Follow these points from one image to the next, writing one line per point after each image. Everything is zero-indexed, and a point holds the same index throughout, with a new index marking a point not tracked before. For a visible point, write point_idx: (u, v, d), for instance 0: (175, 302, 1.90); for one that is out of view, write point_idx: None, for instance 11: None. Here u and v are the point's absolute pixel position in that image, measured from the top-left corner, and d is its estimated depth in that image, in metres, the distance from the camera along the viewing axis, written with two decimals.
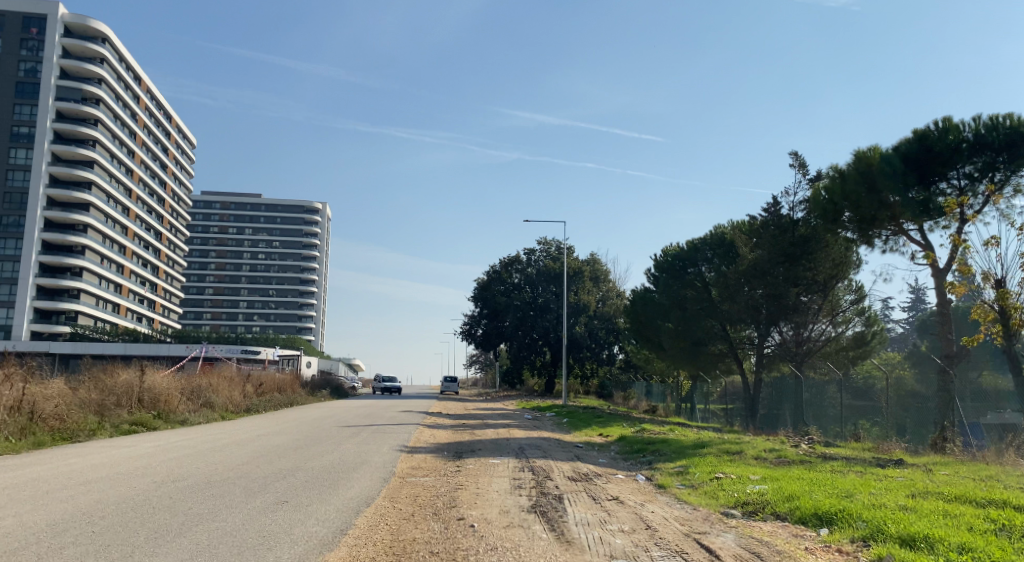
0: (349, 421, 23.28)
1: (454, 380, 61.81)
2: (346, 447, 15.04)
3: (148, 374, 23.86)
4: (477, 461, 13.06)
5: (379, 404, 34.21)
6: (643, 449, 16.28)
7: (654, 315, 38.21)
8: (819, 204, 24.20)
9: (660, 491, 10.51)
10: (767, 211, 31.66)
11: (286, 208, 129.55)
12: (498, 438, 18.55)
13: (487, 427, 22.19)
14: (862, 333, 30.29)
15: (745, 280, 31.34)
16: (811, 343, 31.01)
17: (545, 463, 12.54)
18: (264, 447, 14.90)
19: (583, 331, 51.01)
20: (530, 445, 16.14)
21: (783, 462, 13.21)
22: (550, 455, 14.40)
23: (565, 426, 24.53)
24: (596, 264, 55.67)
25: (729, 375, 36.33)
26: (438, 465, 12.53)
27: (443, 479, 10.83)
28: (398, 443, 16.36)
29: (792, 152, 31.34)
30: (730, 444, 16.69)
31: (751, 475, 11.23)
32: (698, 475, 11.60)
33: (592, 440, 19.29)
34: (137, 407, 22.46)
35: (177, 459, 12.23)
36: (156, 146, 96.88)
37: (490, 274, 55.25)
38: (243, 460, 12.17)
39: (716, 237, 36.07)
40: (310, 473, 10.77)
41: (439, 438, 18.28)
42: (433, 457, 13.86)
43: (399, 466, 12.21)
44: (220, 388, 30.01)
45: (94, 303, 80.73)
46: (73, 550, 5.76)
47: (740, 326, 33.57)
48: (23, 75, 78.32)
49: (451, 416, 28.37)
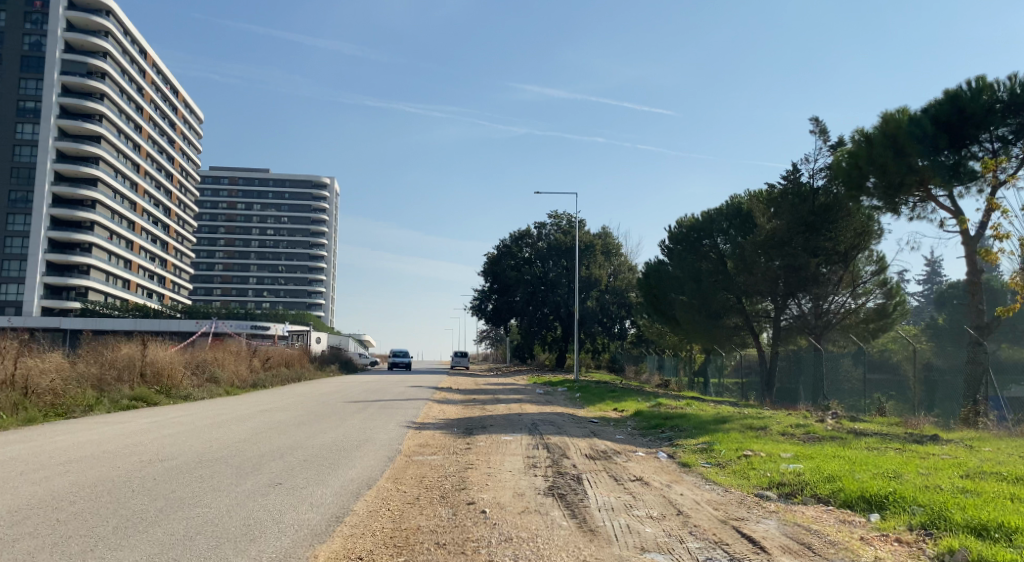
0: (357, 397, 22.64)
1: (464, 355, 61.30)
2: (351, 423, 14.34)
3: (151, 346, 23.30)
4: (488, 438, 12.36)
5: (388, 379, 33.58)
6: (662, 425, 15.51)
7: (668, 289, 37.37)
8: (843, 170, 23.10)
9: (686, 470, 9.75)
10: (785, 178, 30.63)
11: (294, 182, 127.65)
12: (510, 413, 17.87)
13: (498, 402, 21.50)
14: (883, 306, 29.41)
15: (763, 251, 30.35)
16: (831, 316, 30.17)
17: (561, 440, 11.81)
18: (266, 423, 14.24)
19: (594, 306, 50.22)
20: (542, 421, 15.44)
21: (812, 439, 12.44)
22: (565, 432, 13.66)
23: (578, 401, 23.84)
24: (607, 238, 54.66)
25: (743, 349, 35.59)
26: (447, 442, 11.84)
27: (451, 458, 10.11)
28: (406, 419, 15.65)
29: (813, 118, 30.29)
30: (753, 420, 15.92)
31: (783, 453, 10.47)
32: (725, 453, 10.85)
33: (606, 415, 18.57)
34: (139, 381, 21.88)
35: (170, 437, 11.54)
36: (163, 122, 96.04)
37: (501, 249, 54.33)
38: (241, 438, 11.45)
39: (734, 208, 34.94)
40: (309, 451, 10.07)
41: (449, 414, 17.60)
42: (441, 433, 13.15)
43: (406, 443, 11.50)
44: (226, 363, 29.42)
45: (104, 279, 80.44)
46: (24, 545, 5.03)
47: (757, 298, 32.67)
48: (28, 49, 77.61)
49: (461, 391, 27.73)
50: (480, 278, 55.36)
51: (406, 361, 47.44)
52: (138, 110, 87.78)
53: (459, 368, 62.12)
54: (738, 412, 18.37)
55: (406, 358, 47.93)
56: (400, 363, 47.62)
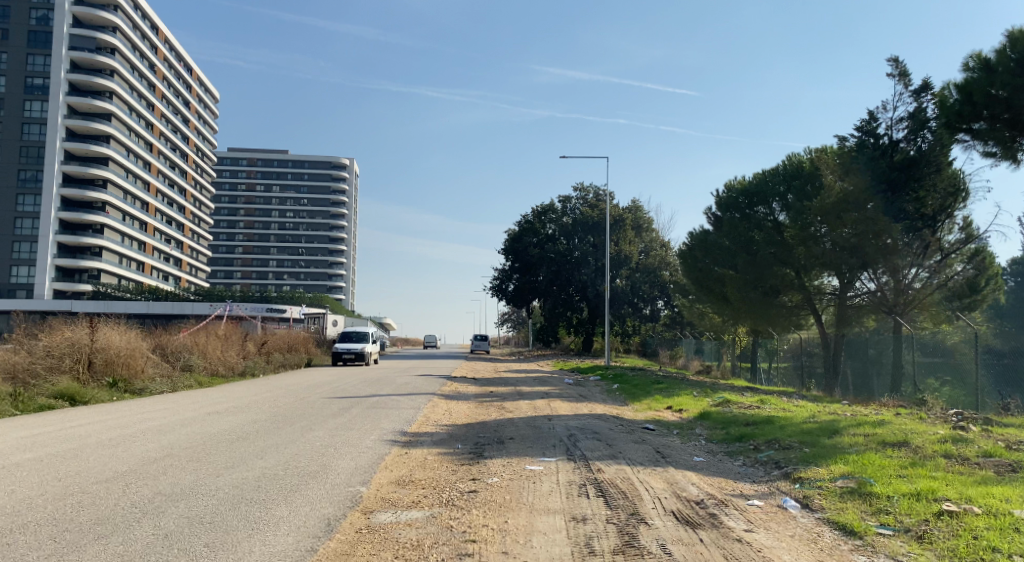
0: (352, 390, 18.47)
1: (485, 339, 57.53)
2: (313, 437, 10.12)
3: (102, 329, 19.11)
4: (509, 468, 8.10)
5: (398, 367, 29.31)
6: (748, 438, 11.17)
7: (716, 262, 32.59)
8: (939, 109, 14.72)
9: (864, 552, 5.40)
10: (858, 129, 25.96)
11: (313, 163, 123.74)
12: (537, 415, 13.60)
13: (525, 397, 17.31)
14: (974, 278, 23.99)
15: (831, 215, 25.41)
16: (913, 294, 24.98)
17: (621, 476, 7.46)
18: (193, 437, 9.97)
19: (626, 285, 45.83)
20: (583, 431, 11.17)
21: (1009, 470, 7.96)
22: (624, 452, 9.42)
23: (619, 395, 19.58)
24: (638, 211, 49.52)
25: (800, 332, 30.96)
26: (442, 478, 7.59)
27: (443, 524, 5.86)
28: (396, 427, 11.43)
29: (891, 58, 25.75)
30: (878, 430, 11.47)
31: (1017, 509, 6.04)
32: (908, 506, 6.45)
33: (664, 418, 14.39)
34: (83, 373, 17.95)
35: (1, 472, 7.23)
36: (176, 100, 92.39)
37: (522, 225, 49.42)
38: (113, 474, 7.13)
39: (792, 168, 30.33)
40: (195, 511, 5.79)
41: (456, 417, 13.38)
42: (443, 457, 8.95)
43: (379, 482, 7.23)
44: (207, 348, 25.31)
45: (117, 261, 76.92)
46: None
47: (818, 272, 27.86)
48: (35, 24, 74.12)
49: (478, 381, 23.61)
50: (501, 256, 50.71)
51: (370, 337, 33.69)
52: (150, 87, 83.97)
53: (478, 353, 58.09)
54: (840, 414, 14.05)
55: (376, 333, 34.93)
56: (352, 337, 33.93)
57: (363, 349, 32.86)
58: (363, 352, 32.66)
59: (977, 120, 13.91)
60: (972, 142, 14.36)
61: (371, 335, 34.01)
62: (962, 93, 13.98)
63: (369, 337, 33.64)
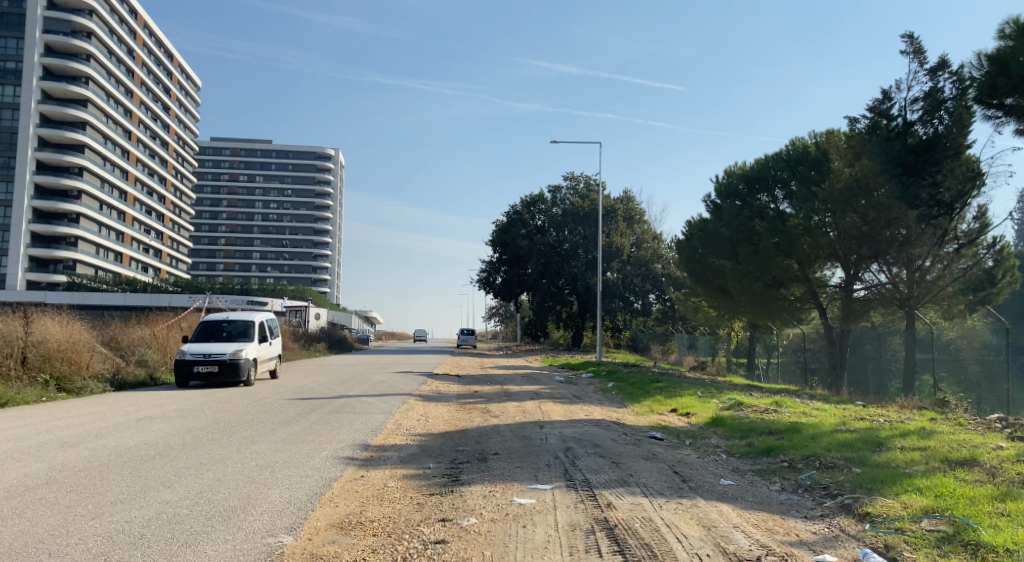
0: (319, 390, 16.48)
1: (471, 334, 55.65)
2: (252, 454, 8.15)
3: (39, 321, 17.07)
4: (495, 501, 6.16)
5: (377, 363, 27.41)
6: (778, 453, 9.35)
7: (716, 251, 30.67)
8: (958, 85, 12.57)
9: None
10: (871, 110, 23.74)
11: (297, 154, 121.34)
12: (528, 422, 11.66)
13: (514, 399, 15.38)
14: (993, 269, 21.84)
15: (840, 204, 23.31)
16: (928, 285, 22.64)
17: (639, 517, 5.60)
18: (102, 453, 7.97)
19: (616, 279, 44.05)
20: (583, 445, 9.21)
21: None
22: (637, 474, 7.51)
23: (618, 397, 17.63)
24: (630, 202, 47.68)
25: (802, 327, 29.13)
26: (405, 521, 5.66)
27: None
28: (358, 440, 9.41)
29: (905, 33, 23.94)
30: (929, 443, 9.67)
31: None
32: None
33: (670, 423, 12.58)
34: (15, 370, 15.89)
35: None
36: (157, 87, 89.71)
37: (510, 216, 47.45)
38: None
39: (797, 152, 28.47)
40: None
41: (433, 424, 11.36)
42: (410, 483, 7.02)
43: (315, 530, 5.27)
44: (168, 343, 23.24)
45: (94, 251, 74.20)
46: None
47: (823, 263, 26.14)
48: (8, 6, 71.06)
49: (462, 378, 21.64)
50: (489, 248, 48.56)
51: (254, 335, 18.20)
52: (128, 74, 81.21)
53: (464, 347, 56.18)
54: (872, 420, 12.22)
55: (267, 327, 19.25)
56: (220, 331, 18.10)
57: (239, 356, 17.08)
58: (237, 361, 16.94)
59: (1009, 96, 11.66)
60: (1004, 120, 12.13)
61: (256, 329, 18.51)
62: (994, 64, 11.64)
63: (252, 334, 18.25)
